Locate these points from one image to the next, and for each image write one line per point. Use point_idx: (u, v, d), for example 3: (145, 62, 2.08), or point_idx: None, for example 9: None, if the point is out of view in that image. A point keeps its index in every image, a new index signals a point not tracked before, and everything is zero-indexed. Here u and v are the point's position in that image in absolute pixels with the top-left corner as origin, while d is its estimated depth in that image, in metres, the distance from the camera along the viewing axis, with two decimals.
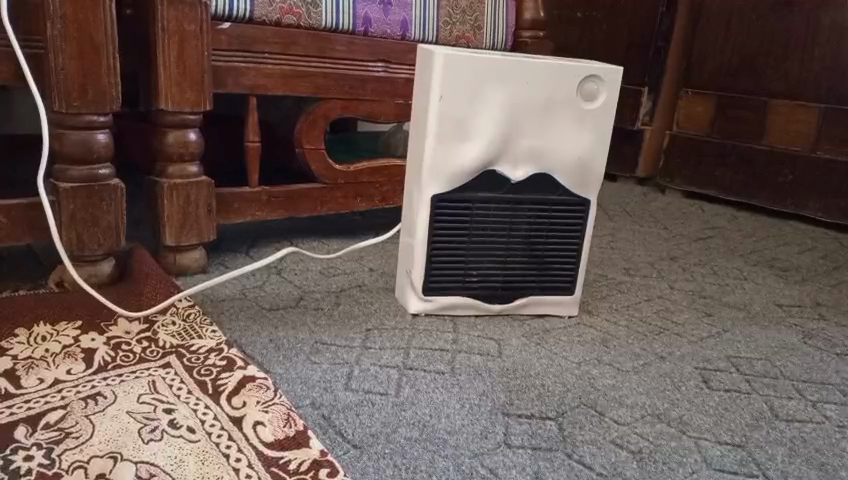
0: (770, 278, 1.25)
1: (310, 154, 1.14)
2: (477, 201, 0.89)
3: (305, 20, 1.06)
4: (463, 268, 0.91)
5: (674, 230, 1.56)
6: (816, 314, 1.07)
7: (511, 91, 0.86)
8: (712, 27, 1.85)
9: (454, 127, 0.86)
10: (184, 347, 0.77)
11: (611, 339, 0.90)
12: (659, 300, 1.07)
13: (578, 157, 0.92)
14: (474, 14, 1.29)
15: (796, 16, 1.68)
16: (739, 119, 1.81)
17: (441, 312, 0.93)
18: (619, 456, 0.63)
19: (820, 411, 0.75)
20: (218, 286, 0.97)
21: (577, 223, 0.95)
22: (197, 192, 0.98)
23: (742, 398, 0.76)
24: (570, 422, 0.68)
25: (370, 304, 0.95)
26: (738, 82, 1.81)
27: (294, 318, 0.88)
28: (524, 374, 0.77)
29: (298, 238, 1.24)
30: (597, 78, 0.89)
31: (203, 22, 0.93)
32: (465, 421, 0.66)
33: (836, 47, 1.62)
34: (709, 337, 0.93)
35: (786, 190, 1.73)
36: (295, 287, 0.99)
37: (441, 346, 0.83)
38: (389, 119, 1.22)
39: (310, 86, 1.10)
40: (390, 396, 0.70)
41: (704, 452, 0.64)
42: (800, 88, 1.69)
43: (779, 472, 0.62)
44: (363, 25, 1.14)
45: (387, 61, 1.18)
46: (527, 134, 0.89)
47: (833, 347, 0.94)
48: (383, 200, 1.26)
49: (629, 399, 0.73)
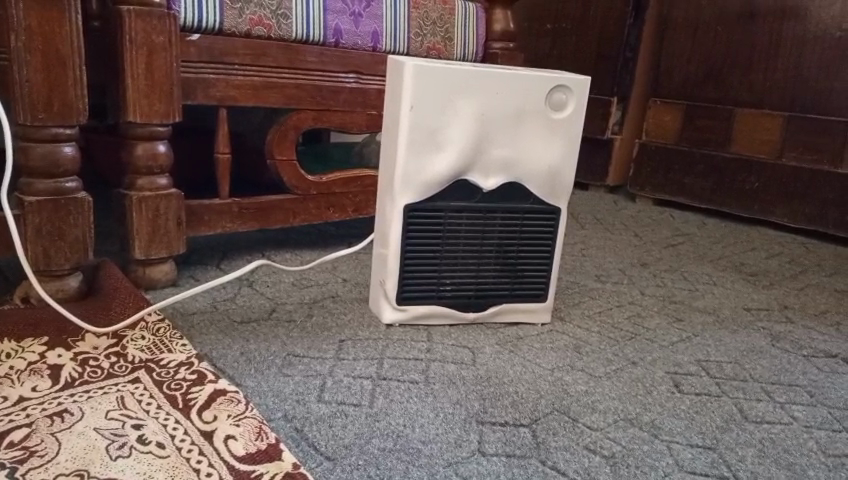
0: (738, 282, 1.27)
1: (281, 165, 1.13)
2: (449, 211, 0.90)
3: (275, 32, 1.06)
4: (437, 278, 0.91)
5: (645, 237, 1.58)
6: (783, 317, 1.09)
7: (481, 101, 0.87)
8: (678, 39, 1.88)
9: (426, 138, 0.86)
10: (153, 362, 0.76)
11: (584, 345, 0.91)
12: (629, 306, 1.08)
13: (549, 166, 0.93)
14: (445, 25, 1.30)
15: (759, 27, 1.72)
16: (706, 127, 1.85)
17: (416, 322, 0.93)
18: (592, 461, 0.63)
19: (788, 412, 0.76)
20: (189, 300, 0.96)
21: (549, 231, 0.95)
22: (166, 205, 0.97)
23: (712, 401, 0.77)
24: (544, 429, 0.68)
25: (343, 315, 0.95)
26: (705, 92, 1.84)
27: (266, 330, 0.87)
28: (498, 382, 0.77)
29: (270, 250, 1.23)
30: (566, 89, 0.91)
31: (172, 34, 0.92)
32: (439, 430, 0.66)
33: (798, 57, 1.66)
34: (680, 341, 0.95)
35: (752, 197, 1.77)
36: (267, 299, 0.98)
37: (415, 355, 0.83)
38: (361, 129, 1.23)
39: (281, 97, 1.09)
40: (364, 407, 0.69)
41: (676, 456, 0.65)
42: (765, 97, 1.73)
43: (749, 473, 0.63)
44: (334, 37, 1.14)
45: (358, 72, 1.19)
46: (499, 143, 0.90)
47: (800, 349, 0.96)
48: (356, 210, 1.25)
49: (602, 404, 0.74)
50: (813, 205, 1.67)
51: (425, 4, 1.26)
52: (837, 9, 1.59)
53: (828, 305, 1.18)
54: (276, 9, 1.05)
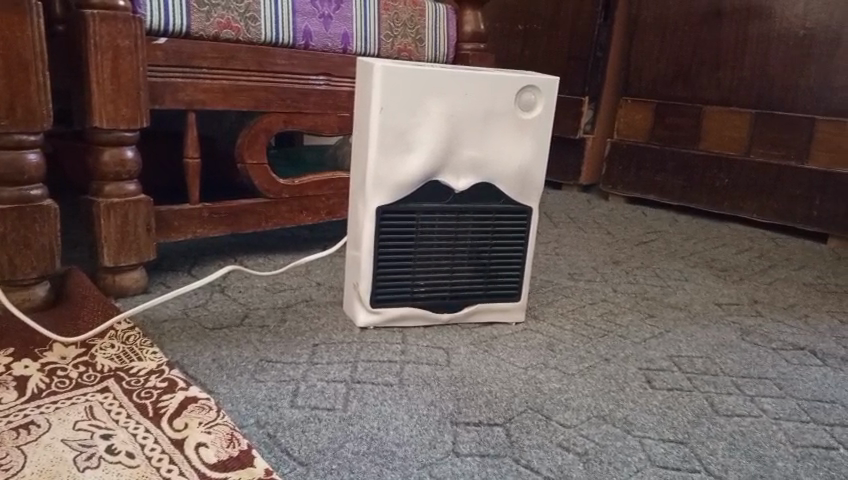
0: (709, 278, 1.29)
1: (252, 169, 1.12)
2: (422, 212, 0.90)
3: (243, 35, 1.05)
4: (411, 279, 0.91)
5: (617, 235, 1.60)
6: (753, 311, 1.11)
7: (450, 102, 0.87)
8: (648, 38, 1.91)
9: (396, 139, 0.86)
10: (123, 370, 0.75)
11: (557, 343, 0.91)
12: (602, 303, 1.09)
13: (519, 166, 0.93)
14: (415, 27, 1.31)
15: (725, 26, 1.75)
16: (675, 125, 1.87)
17: (390, 324, 0.93)
18: (565, 459, 0.63)
19: (757, 405, 0.77)
20: (159, 307, 0.95)
21: (520, 230, 0.96)
22: (135, 211, 0.96)
23: (684, 396, 0.78)
24: (518, 427, 0.68)
25: (317, 319, 0.94)
26: (674, 90, 1.87)
27: (238, 336, 0.86)
28: (472, 382, 0.77)
29: (242, 255, 1.22)
30: (534, 89, 0.91)
31: (138, 38, 0.91)
32: (413, 432, 0.66)
33: (764, 55, 1.69)
34: (652, 337, 0.96)
35: (722, 193, 1.79)
36: (239, 305, 0.97)
37: (390, 357, 0.83)
38: (333, 131, 1.22)
39: (250, 100, 1.09)
40: (337, 411, 0.69)
41: (648, 450, 0.66)
42: (732, 95, 1.76)
43: (720, 466, 0.64)
44: (304, 39, 1.13)
45: (328, 74, 1.18)
46: (469, 143, 0.90)
47: (769, 342, 0.97)
48: (330, 212, 1.25)
49: (575, 401, 0.74)
50: (781, 200, 1.69)
51: (395, 6, 1.26)
52: (801, 7, 1.61)
53: (796, 298, 1.20)
54: (244, 11, 1.04)
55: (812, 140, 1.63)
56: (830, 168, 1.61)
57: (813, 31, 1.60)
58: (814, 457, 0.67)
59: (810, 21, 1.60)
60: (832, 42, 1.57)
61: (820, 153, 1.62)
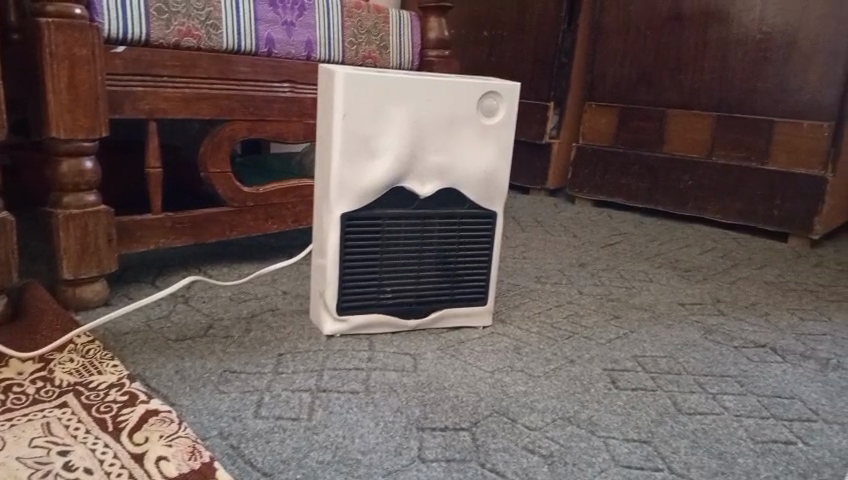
0: (673, 278, 1.31)
1: (216, 177, 1.11)
2: (387, 218, 0.89)
3: (204, 42, 1.04)
4: (377, 286, 0.91)
5: (584, 237, 1.61)
6: (716, 310, 1.13)
7: (413, 108, 0.87)
8: (611, 43, 1.94)
9: (359, 145, 0.86)
10: (82, 385, 0.73)
11: (523, 346, 0.92)
12: (568, 305, 1.10)
13: (483, 171, 0.94)
14: (379, 34, 1.31)
15: (686, 31, 1.78)
16: (639, 129, 1.90)
17: (357, 331, 0.92)
18: (530, 461, 0.63)
19: (719, 403, 0.78)
20: (121, 319, 0.93)
21: (486, 235, 0.96)
22: (95, 222, 0.94)
23: (647, 395, 0.79)
24: (483, 431, 0.68)
25: (283, 328, 0.93)
26: (637, 95, 1.90)
27: (202, 347, 0.85)
28: (439, 388, 0.77)
29: (207, 265, 1.20)
30: (496, 95, 0.92)
31: (95, 47, 0.89)
32: (378, 439, 0.66)
33: (723, 59, 1.73)
34: (617, 338, 0.97)
35: (686, 195, 1.82)
36: (203, 315, 0.96)
37: (356, 365, 0.82)
38: (298, 139, 1.21)
39: (213, 108, 1.08)
40: (302, 420, 0.68)
41: (612, 451, 0.66)
42: (694, 99, 1.79)
43: (683, 464, 0.65)
44: (266, 46, 1.13)
45: (292, 81, 1.17)
46: (432, 149, 0.90)
47: (731, 341, 0.99)
48: (296, 220, 1.24)
49: (541, 403, 0.75)
50: (743, 201, 1.73)
51: (359, 13, 1.26)
52: (757, 13, 1.65)
53: (758, 297, 1.22)
54: (206, 19, 1.03)
55: (771, 141, 1.66)
56: (788, 168, 1.64)
57: (769, 35, 1.64)
58: (773, 452, 0.68)
59: (766, 26, 1.64)
60: (788, 46, 1.61)
61: (779, 154, 1.65)
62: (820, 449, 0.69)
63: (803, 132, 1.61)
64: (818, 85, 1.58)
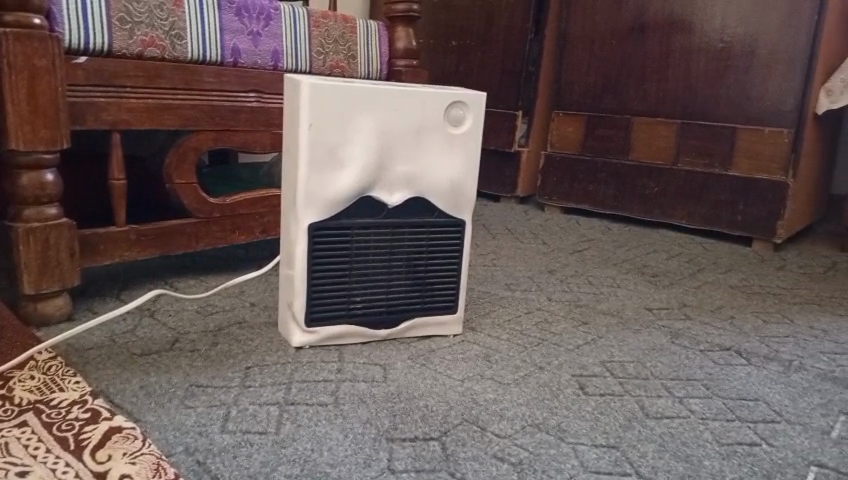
0: (641, 284, 1.32)
1: (181, 188, 1.10)
2: (355, 228, 0.89)
3: (169, 53, 1.03)
4: (347, 296, 0.90)
5: (553, 244, 1.63)
6: (682, 314, 1.14)
7: (380, 118, 0.87)
8: (577, 52, 1.96)
9: (326, 155, 0.85)
10: (43, 402, 0.72)
11: (493, 354, 0.92)
12: (537, 312, 1.11)
13: (451, 180, 0.94)
14: (347, 43, 1.31)
15: (650, 40, 1.82)
16: (606, 137, 1.93)
17: (326, 342, 0.92)
18: (500, 469, 0.63)
19: (686, 406, 0.79)
20: (84, 334, 0.91)
21: (455, 244, 0.96)
22: (57, 235, 0.92)
23: (615, 400, 0.79)
24: (453, 441, 0.68)
25: (251, 341, 0.92)
26: (603, 103, 1.93)
27: (168, 362, 0.84)
28: (408, 397, 0.77)
29: (173, 277, 1.19)
30: (462, 105, 0.92)
31: (56, 57, 0.88)
32: (347, 451, 0.65)
33: (686, 68, 1.76)
34: (585, 344, 0.97)
35: (652, 201, 1.85)
36: (170, 329, 0.95)
37: (325, 376, 0.82)
38: (266, 149, 1.21)
39: (178, 119, 1.06)
40: (270, 434, 0.67)
41: (581, 457, 0.67)
42: (658, 107, 1.82)
43: (650, 468, 0.65)
44: (232, 56, 1.12)
45: (259, 91, 1.17)
46: (400, 159, 0.90)
47: (697, 344, 1.00)
48: (263, 231, 1.23)
49: (510, 411, 0.75)
50: (708, 207, 1.76)
51: (326, 23, 1.26)
52: (718, 22, 1.69)
53: (723, 300, 1.24)
54: (169, 29, 1.03)
55: (734, 148, 1.70)
56: (751, 174, 1.68)
57: (730, 44, 1.68)
58: (738, 454, 0.69)
59: (728, 35, 1.68)
60: (748, 55, 1.65)
61: (742, 160, 1.69)
62: (784, 450, 0.70)
63: (764, 138, 1.65)
64: (778, 92, 1.62)
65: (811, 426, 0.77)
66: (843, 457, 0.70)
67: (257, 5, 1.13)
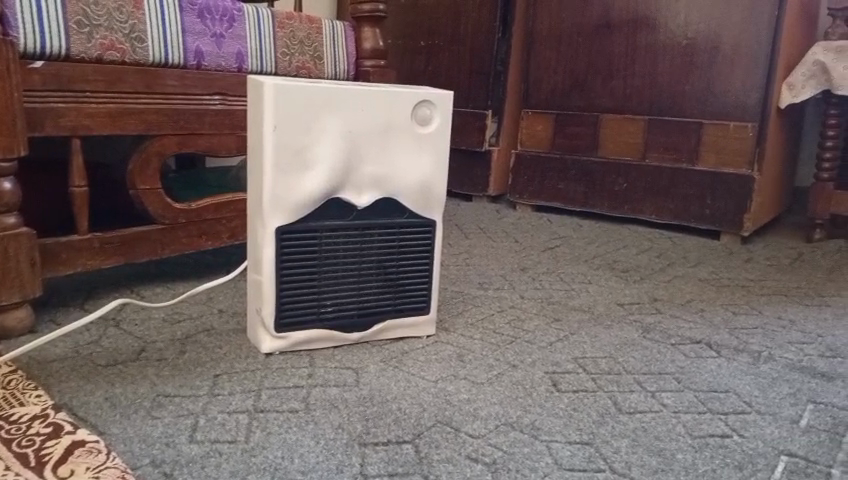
0: (611, 279, 1.33)
1: (145, 194, 1.08)
2: (324, 230, 0.88)
3: (129, 56, 1.01)
4: (317, 300, 0.89)
5: (525, 242, 1.63)
6: (653, 309, 1.15)
7: (346, 118, 0.86)
8: (544, 51, 1.97)
9: (292, 157, 0.84)
10: (2, 418, 0.69)
11: (467, 353, 0.92)
12: (510, 310, 1.11)
13: (420, 180, 0.93)
14: (312, 44, 1.29)
15: (615, 38, 1.83)
16: (575, 134, 1.94)
17: (297, 348, 0.90)
18: (474, 470, 0.63)
19: (658, 400, 0.79)
20: (47, 346, 0.89)
21: (426, 244, 0.96)
22: (16, 245, 0.89)
23: (588, 397, 0.79)
24: (427, 443, 0.67)
25: (220, 348, 0.90)
26: (571, 100, 1.94)
27: (134, 372, 0.82)
28: (381, 401, 0.76)
29: (140, 285, 1.16)
30: (429, 104, 0.92)
31: (10, 62, 0.85)
32: (319, 458, 0.64)
33: (652, 65, 1.78)
34: (558, 341, 0.98)
35: (622, 197, 1.86)
36: (136, 339, 0.92)
37: (296, 382, 0.80)
38: (232, 152, 1.19)
39: (140, 123, 1.04)
40: (240, 443, 0.66)
41: (555, 454, 0.66)
42: (626, 104, 1.84)
43: (623, 463, 0.65)
44: (195, 59, 1.10)
45: (223, 93, 1.15)
46: (367, 159, 0.89)
47: (668, 338, 1.01)
48: (231, 236, 1.21)
49: (483, 410, 0.75)
50: (676, 202, 1.77)
51: (290, 24, 1.25)
52: (682, 19, 1.71)
53: (693, 294, 1.26)
54: (130, 32, 1.00)
55: (700, 142, 1.72)
56: (717, 168, 1.70)
57: (694, 40, 1.70)
58: (710, 446, 0.69)
59: (691, 32, 1.70)
60: (712, 51, 1.68)
61: (708, 154, 1.71)
62: (754, 441, 0.71)
63: (730, 133, 1.67)
64: (742, 87, 1.65)
65: (781, 415, 0.77)
66: (812, 445, 0.71)
67: (219, 7, 1.12)
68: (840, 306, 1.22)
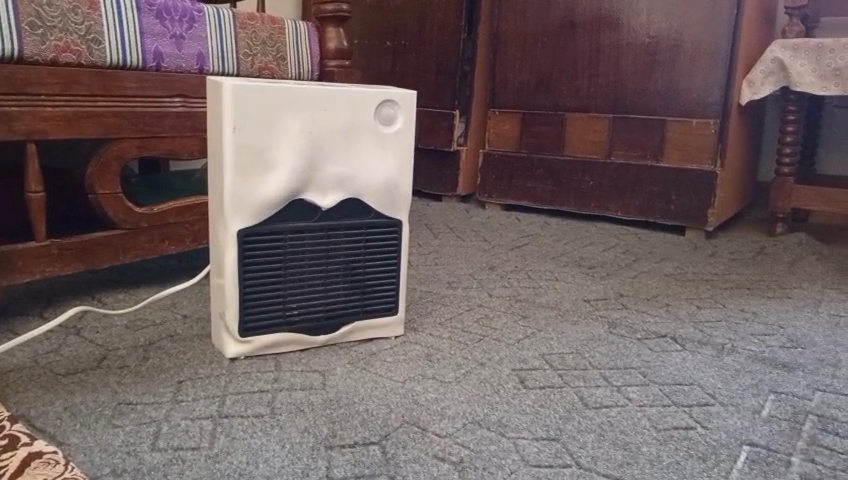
0: (578, 276, 1.34)
1: (105, 199, 1.05)
2: (288, 232, 0.87)
3: (86, 58, 0.99)
4: (282, 303, 0.88)
5: (494, 241, 1.63)
6: (619, 304, 1.16)
7: (309, 119, 0.85)
8: (509, 50, 1.98)
9: (254, 159, 0.83)
10: None
11: (435, 353, 0.91)
12: (478, 309, 1.11)
13: (385, 179, 0.93)
14: (275, 45, 1.28)
15: (579, 37, 1.85)
16: (541, 133, 1.95)
17: (263, 352, 0.89)
18: (441, 469, 0.63)
19: (623, 395, 0.80)
20: (4, 356, 0.86)
21: (393, 244, 0.95)
22: None
23: (555, 392, 0.80)
24: (394, 444, 0.67)
25: (184, 354, 0.89)
26: (537, 99, 1.95)
27: (94, 380, 0.80)
28: (348, 403, 0.75)
29: (101, 292, 1.14)
30: (393, 103, 0.92)
31: None
32: (285, 462, 0.63)
33: (615, 64, 1.80)
34: (526, 338, 0.98)
35: (589, 194, 1.88)
36: (96, 346, 0.90)
37: (261, 387, 0.79)
38: (194, 155, 1.17)
39: (98, 126, 1.02)
40: (203, 449, 0.65)
41: (522, 451, 0.66)
42: (590, 102, 1.85)
43: (589, 458, 0.66)
44: (155, 60, 1.08)
45: (184, 95, 1.13)
46: (331, 159, 0.88)
47: (634, 333, 1.02)
48: (195, 239, 1.20)
49: (451, 409, 0.75)
50: (641, 198, 1.80)
51: (252, 25, 1.23)
52: (644, 18, 1.74)
53: (658, 289, 1.27)
54: (86, 33, 0.98)
55: (664, 140, 1.74)
56: (681, 164, 1.72)
57: (656, 39, 1.73)
58: (675, 439, 0.70)
59: (653, 30, 1.73)
60: (674, 49, 1.70)
61: (672, 151, 1.73)
62: (717, 432, 0.72)
63: (693, 130, 1.70)
64: (703, 84, 1.68)
65: (743, 406, 0.79)
66: (774, 434, 0.72)
67: (178, 8, 1.10)
68: (800, 298, 1.24)
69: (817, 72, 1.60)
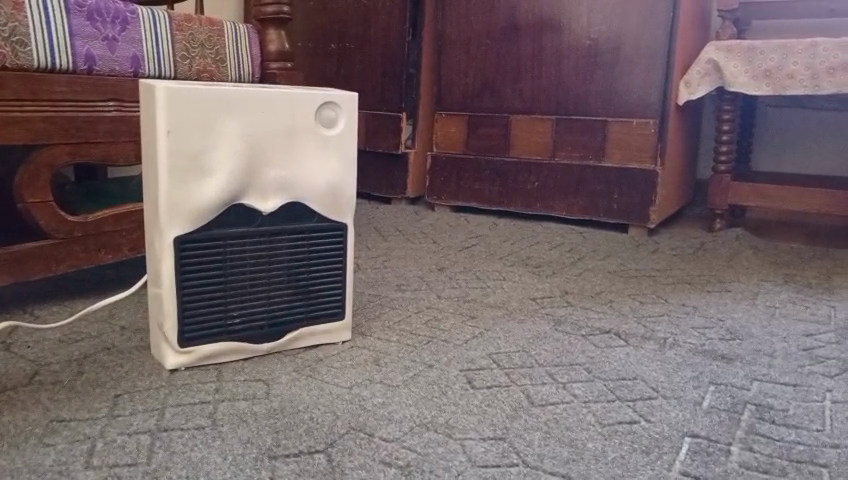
0: (525, 275, 1.35)
1: (34, 207, 1.01)
2: (228, 239, 0.85)
3: (11, 61, 0.95)
4: (223, 311, 0.86)
5: (442, 243, 1.64)
6: (564, 302, 1.18)
7: (247, 122, 0.83)
8: (453, 53, 1.98)
9: (190, 163, 0.81)
10: None
11: (382, 357, 0.91)
12: (427, 311, 1.11)
13: (328, 182, 0.92)
14: (214, 47, 1.25)
15: (522, 39, 1.87)
16: (487, 135, 1.96)
17: (204, 362, 0.87)
18: (387, 475, 0.62)
19: (569, 391, 0.81)
20: None
21: (338, 249, 0.94)
22: None
23: (502, 392, 0.80)
24: (340, 451, 0.66)
25: (121, 367, 0.86)
26: (481, 101, 1.96)
27: (24, 398, 0.76)
28: (293, 412, 0.74)
29: (33, 305, 1.09)
30: (334, 105, 0.90)
31: None
32: (226, 474, 0.62)
33: (558, 66, 1.83)
34: (473, 338, 0.98)
35: (535, 195, 1.90)
36: (28, 362, 0.86)
37: (202, 398, 0.77)
38: (130, 161, 1.13)
39: (26, 133, 0.97)
40: (140, 465, 0.63)
41: (469, 452, 0.66)
42: (534, 104, 1.88)
43: (535, 456, 0.66)
44: (86, 63, 1.04)
45: (118, 99, 1.10)
46: (272, 163, 0.87)
47: (579, 329, 1.03)
48: (133, 248, 1.16)
49: (398, 413, 0.74)
50: (585, 197, 1.83)
51: (190, 27, 1.20)
52: (584, 21, 1.77)
53: (602, 286, 1.29)
54: (10, 35, 0.94)
55: (605, 140, 1.78)
56: (623, 164, 1.76)
57: (596, 41, 1.76)
58: (619, 433, 0.71)
59: (593, 33, 1.76)
60: (614, 51, 1.74)
61: (614, 151, 1.77)
62: (660, 424, 0.73)
63: (633, 129, 1.73)
64: (643, 85, 1.71)
65: (685, 398, 0.80)
66: (714, 425, 0.74)
67: (110, 9, 1.07)
68: (738, 291, 1.28)
69: (750, 73, 1.65)
